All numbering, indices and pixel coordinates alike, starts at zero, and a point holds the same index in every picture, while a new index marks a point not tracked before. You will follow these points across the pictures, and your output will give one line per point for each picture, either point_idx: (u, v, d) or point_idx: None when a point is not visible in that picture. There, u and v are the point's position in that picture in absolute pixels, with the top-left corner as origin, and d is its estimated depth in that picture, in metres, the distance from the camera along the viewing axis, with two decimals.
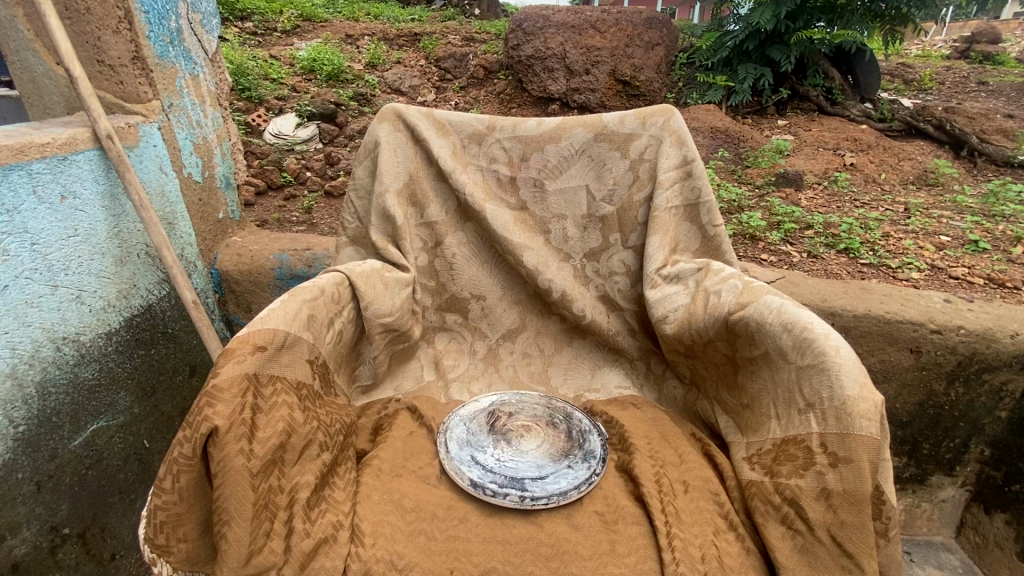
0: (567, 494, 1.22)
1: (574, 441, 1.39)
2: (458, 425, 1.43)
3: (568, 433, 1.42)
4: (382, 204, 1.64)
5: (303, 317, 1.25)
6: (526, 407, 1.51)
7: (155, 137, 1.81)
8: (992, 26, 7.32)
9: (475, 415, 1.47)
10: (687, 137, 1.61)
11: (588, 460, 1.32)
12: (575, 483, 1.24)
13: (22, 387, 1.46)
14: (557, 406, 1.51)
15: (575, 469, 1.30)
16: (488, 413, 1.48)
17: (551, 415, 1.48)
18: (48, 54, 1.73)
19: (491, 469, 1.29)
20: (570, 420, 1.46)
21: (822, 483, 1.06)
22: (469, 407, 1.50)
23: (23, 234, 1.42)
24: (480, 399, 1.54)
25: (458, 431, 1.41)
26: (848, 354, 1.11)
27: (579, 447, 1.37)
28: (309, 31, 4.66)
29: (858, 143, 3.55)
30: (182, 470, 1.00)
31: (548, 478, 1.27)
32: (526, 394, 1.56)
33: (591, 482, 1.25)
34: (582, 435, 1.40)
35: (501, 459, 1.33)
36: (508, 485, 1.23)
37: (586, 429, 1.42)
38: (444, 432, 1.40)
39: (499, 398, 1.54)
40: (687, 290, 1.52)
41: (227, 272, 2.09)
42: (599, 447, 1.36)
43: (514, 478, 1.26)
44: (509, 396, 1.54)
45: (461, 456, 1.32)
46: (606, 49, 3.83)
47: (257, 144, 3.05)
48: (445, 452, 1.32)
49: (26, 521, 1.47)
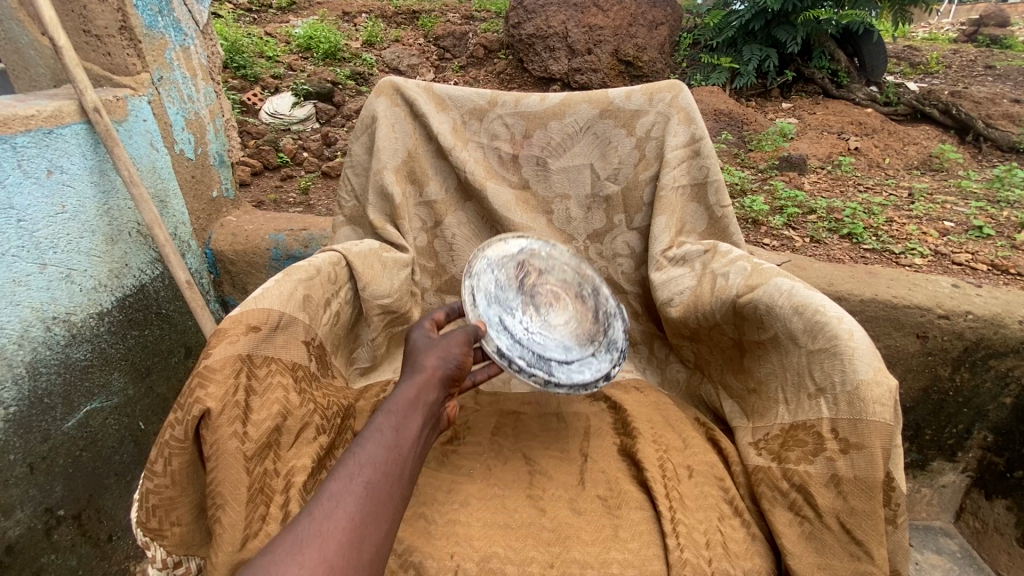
0: (590, 386, 1.21)
1: (598, 326, 1.43)
2: (487, 270, 1.33)
3: (595, 313, 1.45)
4: (380, 182, 1.59)
5: (298, 296, 1.22)
6: (555, 267, 1.49)
7: (144, 112, 1.76)
8: (1000, 10, 7.15)
9: (503, 261, 1.40)
10: (696, 114, 1.57)
11: (610, 350, 1.35)
12: (597, 376, 1.24)
13: (12, 368, 1.42)
14: (586, 275, 1.50)
15: (598, 360, 1.31)
16: (516, 268, 1.43)
17: (580, 286, 1.48)
18: (32, 23, 1.67)
19: (517, 341, 1.23)
20: (598, 295, 1.48)
21: (831, 469, 1.04)
22: (498, 249, 1.40)
23: (9, 211, 1.38)
24: (509, 240, 1.45)
25: (486, 281, 1.30)
26: (861, 338, 1.08)
27: (604, 335, 1.40)
28: (306, 8, 4.55)
29: (863, 127, 3.49)
30: (174, 453, 0.97)
31: (574, 366, 1.26)
32: (556, 244, 1.53)
33: (613, 374, 1.28)
34: (608, 319, 1.43)
35: (524, 334, 1.29)
36: (535, 365, 1.18)
37: (613, 311, 1.44)
38: (473, 274, 1.28)
39: (530, 245, 1.48)
40: (693, 272, 1.49)
41: (222, 253, 2.04)
42: (622, 336, 1.39)
43: (540, 359, 1.22)
44: (538, 244, 1.50)
45: (488, 316, 1.22)
46: (609, 28, 3.75)
47: (252, 123, 3.00)
48: (472, 306, 1.20)
49: (20, 503, 1.45)
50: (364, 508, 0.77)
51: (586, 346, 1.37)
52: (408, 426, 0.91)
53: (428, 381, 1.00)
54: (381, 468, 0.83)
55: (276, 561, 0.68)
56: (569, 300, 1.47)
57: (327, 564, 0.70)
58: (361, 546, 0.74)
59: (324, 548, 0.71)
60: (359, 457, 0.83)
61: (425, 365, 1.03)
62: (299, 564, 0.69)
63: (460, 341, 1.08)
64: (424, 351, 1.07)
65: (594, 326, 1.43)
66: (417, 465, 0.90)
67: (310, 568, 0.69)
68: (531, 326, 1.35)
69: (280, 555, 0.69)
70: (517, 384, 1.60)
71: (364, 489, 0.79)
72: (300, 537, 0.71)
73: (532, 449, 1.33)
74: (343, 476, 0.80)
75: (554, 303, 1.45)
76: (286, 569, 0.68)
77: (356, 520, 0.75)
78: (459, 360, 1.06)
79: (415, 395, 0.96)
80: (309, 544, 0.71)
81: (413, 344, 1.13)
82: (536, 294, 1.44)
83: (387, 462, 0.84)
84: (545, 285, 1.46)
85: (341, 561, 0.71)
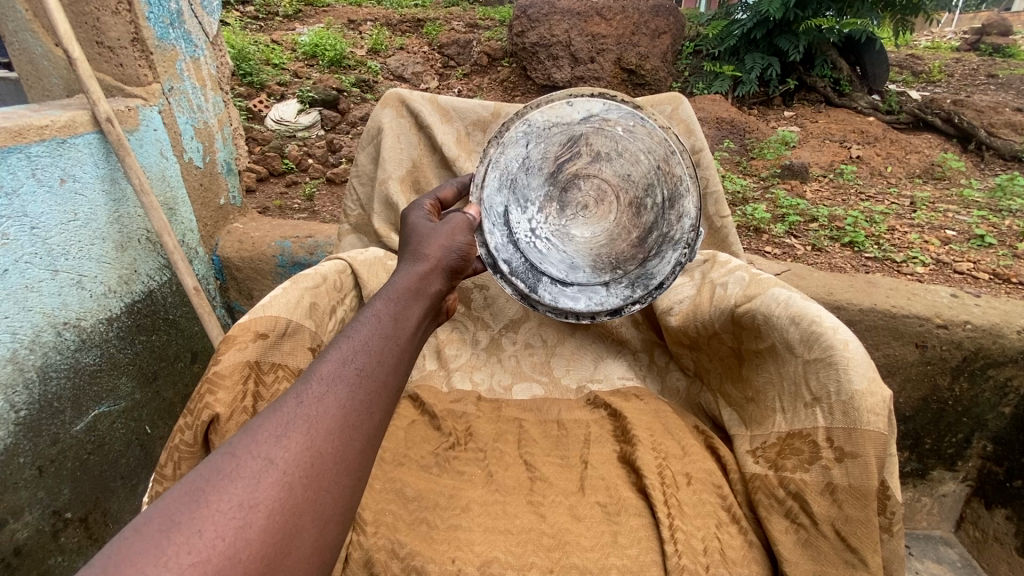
0: (572, 317, 1.38)
1: (642, 250, 1.35)
2: (521, 142, 1.31)
3: (646, 231, 1.35)
4: (385, 191, 1.63)
5: (305, 304, 1.24)
6: (622, 152, 1.34)
7: (155, 121, 1.79)
8: (1002, 18, 7.16)
9: (549, 131, 1.32)
10: (695, 126, 1.64)
11: (635, 285, 1.35)
12: (588, 309, 1.36)
13: (23, 371, 1.45)
14: (672, 174, 1.30)
15: (608, 291, 1.36)
16: (566, 141, 1.34)
17: (643, 191, 1.35)
18: (46, 35, 1.70)
19: (516, 240, 1.34)
20: (671, 210, 1.31)
21: (827, 477, 1.07)
22: (550, 115, 1.30)
23: (23, 218, 1.41)
24: (574, 103, 1.29)
25: (510, 160, 1.32)
26: (856, 348, 1.10)
27: (644, 262, 1.35)
28: (312, 16, 4.60)
29: (865, 136, 3.52)
30: (183, 457, 0.99)
31: (569, 288, 1.37)
32: (648, 117, 1.29)
33: (612, 314, 1.36)
34: (660, 246, 1.33)
35: (532, 233, 1.37)
36: (522, 274, 1.34)
37: (674, 238, 1.31)
38: (497, 149, 1.30)
39: (602, 115, 1.30)
40: (692, 281, 1.53)
41: (228, 259, 2.07)
42: (663, 274, 1.32)
43: (530, 269, 1.35)
44: (617, 116, 1.30)
45: (492, 203, 1.31)
46: (612, 37, 3.78)
47: (258, 130, 3.03)
48: (477, 192, 1.30)
49: (28, 505, 1.48)
50: (358, 395, 0.68)
51: (605, 266, 1.38)
52: (405, 316, 0.83)
53: (428, 272, 0.93)
54: (378, 356, 0.74)
55: (256, 444, 0.60)
56: (621, 205, 1.38)
57: (316, 451, 0.62)
58: (352, 435, 0.66)
59: (312, 433, 0.63)
60: (353, 341, 0.73)
61: (426, 255, 0.96)
62: (282, 447, 0.61)
63: (463, 236, 1.04)
64: (423, 239, 1.01)
65: (638, 244, 1.36)
66: (413, 357, 0.82)
67: (296, 453, 0.61)
68: (544, 222, 1.39)
69: (261, 435, 0.61)
70: (519, 391, 1.62)
71: (357, 376, 0.70)
72: (285, 419, 0.63)
73: (533, 455, 1.35)
74: (335, 358, 0.71)
75: (596, 198, 1.38)
76: (268, 452, 0.60)
77: (348, 408, 0.67)
78: (460, 249, 1.02)
79: (414, 286, 0.89)
80: (295, 428, 0.63)
81: (409, 226, 1.07)
82: (577, 181, 1.38)
83: (384, 349, 0.75)
84: (597, 171, 1.37)
85: (330, 449, 0.63)
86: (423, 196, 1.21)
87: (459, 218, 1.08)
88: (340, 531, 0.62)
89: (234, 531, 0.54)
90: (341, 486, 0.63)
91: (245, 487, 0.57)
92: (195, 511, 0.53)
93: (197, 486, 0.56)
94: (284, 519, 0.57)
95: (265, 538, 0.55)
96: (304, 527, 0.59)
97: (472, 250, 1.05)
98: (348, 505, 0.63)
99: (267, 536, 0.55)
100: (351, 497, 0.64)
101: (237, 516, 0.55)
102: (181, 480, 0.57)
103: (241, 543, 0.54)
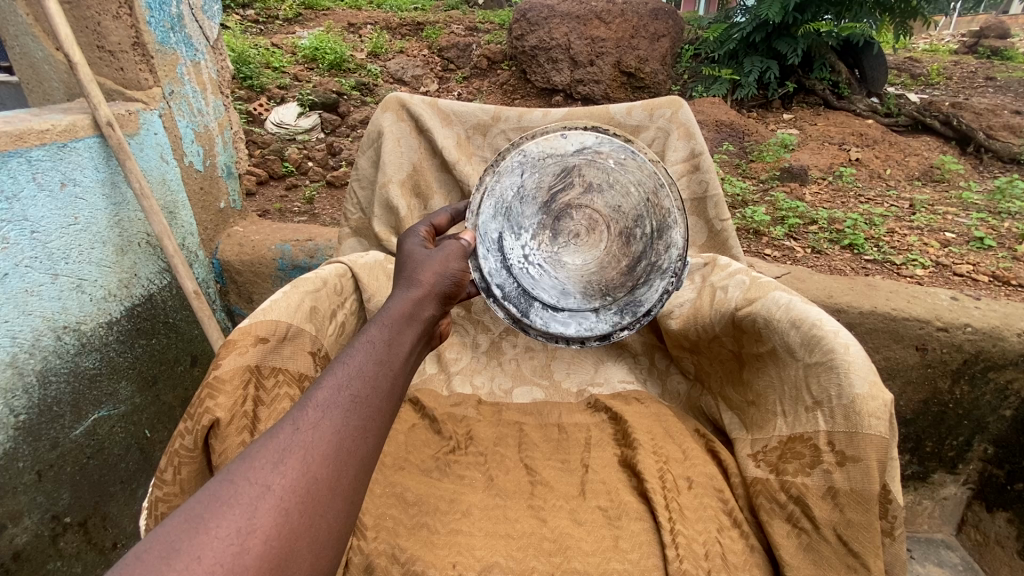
0: (564, 342, 1.34)
1: (631, 279, 1.36)
2: (516, 172, 1.31)
3: (633, 262, 1.37)
4: (385, 195, 1.63)
5: (306, 307, 1.24)
6: (613, 186, 1.36)
7: (155, 125, 1.79)
8: (998, 20, 7.18)
9: (544, 162, 1.33)
10: (695, 129, 1.64)
11: (623, 312, 1.34)
12: (578, 335, 1.33)
13: (22, 376, 1.44)
14: (659, 207, 1.31)
15: (598, 317, 1.35)
16: (559, 172, 1.34)
17: (634, 224, 1.37)
18: (47, 39, 1.70)
19: (509, 265, 1.32)
20: (658, 241, 1.32)
21: (828, 481, 1.07)
22: (546, 146, 1.31)
23: (23, 222, 1.41)
24: (567, 136, 1.31)
25: (505, 189, 1.31)
26: (857, 351, 1.10)
27: (632, 290, 1.35)
28: (312, 20, 4.61)
29: (864, 138, 3.52)
30: (184, 462, 0.99)
31: (559, 314, 1.35)
32: (638, 151, 1.30)
33: (602, 340, 1.33)
34: (648, 274, 1.33)
35: (525, 262, 1.35)
36: (514, 300, 1.31)
37: (662, 267, 1.31)
38: (494, 177, 1.29)
39: (595, 149, 1.31)
40: (692, 286, 1.53)
41: (228, 263, 2.07)
42: (650, 300, 1.32)
43: (523, 294, 1.33)
44: (608, 149, 1.31)
45: (487, 229, 1.29)
46: (611, 40, 3.79)
47: (258, 133, 3.04)
48: (472, 219, 1.28)
49: (28, 510, 1.47)
50: (353, 420, 0.68)
51: (595, 292, 1.37)
52: (400, 341, 0.83)
53: (423, 297, 0.93)
54: (372, 381, 0.73)
55: (254, 469, 0.60)
56: (611, 236, 1.40)
57: (312, 477, 0.62)
58: (347, 464, 0.65)
59: (308, 459, 0.63)
60: (349, 366, 0.73)
61: (421, 281, 0.96)
62: (280, 472, 0.60)
63: (458, 259, 1.04)
64: (418, 264, 1.00)
65: (627, 272, 1.37)
66: (407, 382, 0.82)
67: (293, 478, 0.61)
68: (538, 249, 1.39)
69: (257, 462, 0.60)
70: (519, 394, 1.61)
71: (352, 402, 0.69)
72: (281, 446, 0.62)
73: (533, 459, 1.35)
74: (330, 383, 0.70)
75: (587, 227, 1.41)
76: (266, 478, 0.60)
77: (342, 434, 0.66)
78: (455, 275, 1.01)
79: (409, 311, 0.89)
80: (292, 454, 0.62)
81: (405, 252, 1.06)
82: (569, 211, 1.39)
83: (379, 375, 0.75)
84: (589, 202, 1.38)
85: (325, 475, 0.63)
86: (419, 221, 1.17)
87: (454, 244, 1.07)
88: (336, 554, 0.62)
89: (231, 557, 0.54)
90: (335, 513, 0.62)
91: (242, 512, 0.56)
92: (193, 537, 0.53)
93: (195, 513, 0.55)
94: (281, 544, 0.57)
95: (262, 562, 0.55)
96: (300, 552, 0.59)
97: (467, 276, 1.05)
98: (342, 530, 0.63)
99: (263, 561, 0.55)
100: (345, 523, 0.63)
101: (234, 542, 0.55)
102: (181, 506, 0.57)
103: (239, 568, 0.54)
